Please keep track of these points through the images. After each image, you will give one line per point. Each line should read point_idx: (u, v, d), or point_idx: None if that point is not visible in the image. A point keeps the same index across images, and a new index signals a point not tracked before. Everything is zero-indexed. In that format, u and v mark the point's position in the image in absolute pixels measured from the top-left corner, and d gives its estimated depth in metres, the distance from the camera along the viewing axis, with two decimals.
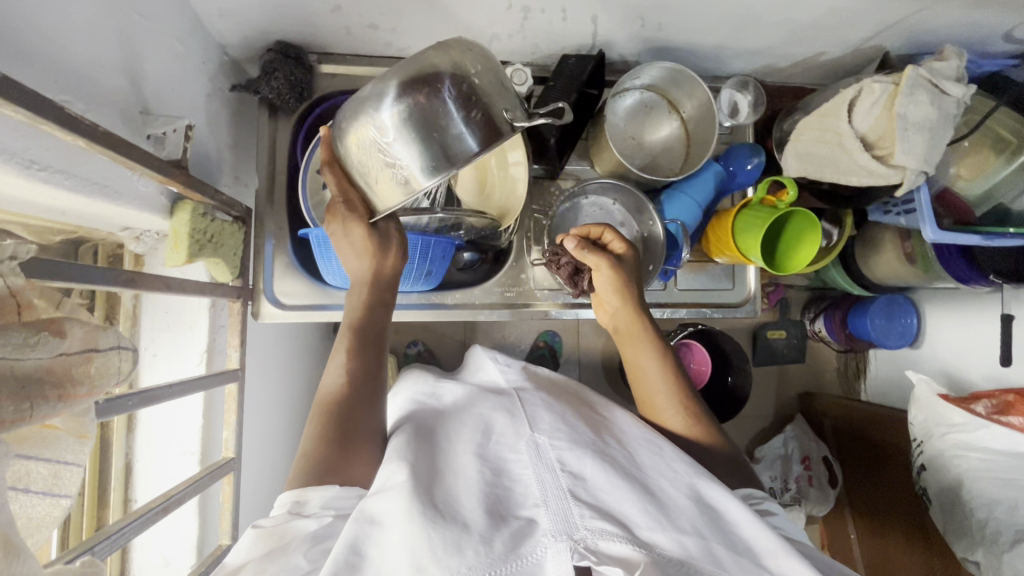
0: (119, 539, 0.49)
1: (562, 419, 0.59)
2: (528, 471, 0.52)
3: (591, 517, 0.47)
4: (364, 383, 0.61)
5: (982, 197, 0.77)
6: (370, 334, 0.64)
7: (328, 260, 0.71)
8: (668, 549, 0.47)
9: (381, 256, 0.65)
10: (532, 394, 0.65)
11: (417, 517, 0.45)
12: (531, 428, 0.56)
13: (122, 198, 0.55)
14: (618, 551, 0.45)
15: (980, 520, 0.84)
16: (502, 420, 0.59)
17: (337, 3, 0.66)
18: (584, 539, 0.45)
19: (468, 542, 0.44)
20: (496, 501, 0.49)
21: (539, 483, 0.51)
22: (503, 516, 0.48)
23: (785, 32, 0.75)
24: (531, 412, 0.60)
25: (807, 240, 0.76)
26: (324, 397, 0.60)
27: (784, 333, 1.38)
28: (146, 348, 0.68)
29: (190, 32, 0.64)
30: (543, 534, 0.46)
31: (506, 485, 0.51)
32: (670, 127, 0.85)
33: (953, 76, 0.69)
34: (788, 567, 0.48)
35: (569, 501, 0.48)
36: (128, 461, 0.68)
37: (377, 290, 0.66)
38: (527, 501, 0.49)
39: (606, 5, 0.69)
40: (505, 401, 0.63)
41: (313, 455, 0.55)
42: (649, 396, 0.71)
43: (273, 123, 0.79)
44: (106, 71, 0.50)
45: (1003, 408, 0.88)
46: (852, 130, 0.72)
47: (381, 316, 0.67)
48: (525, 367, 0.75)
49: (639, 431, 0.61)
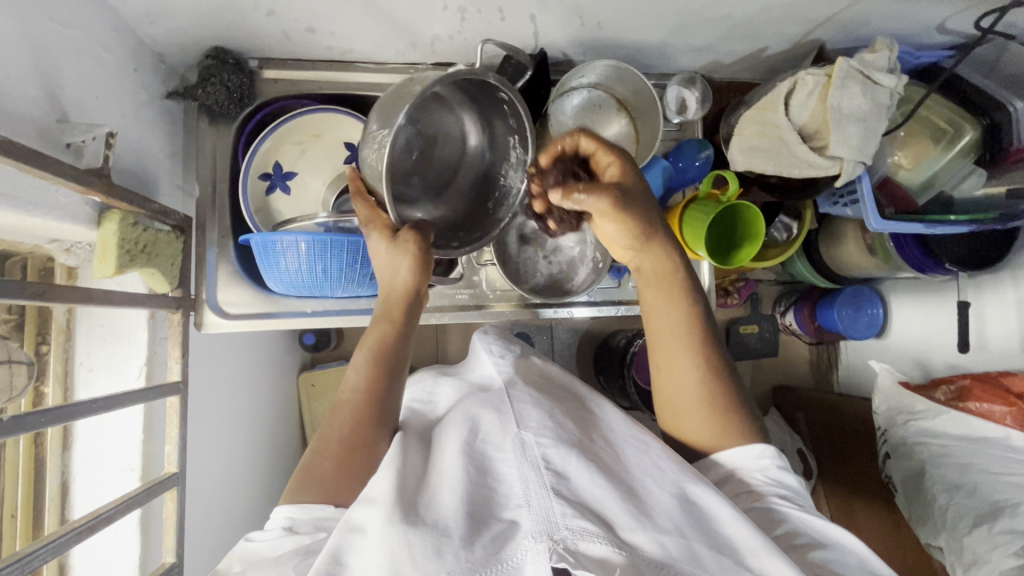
0: (30, 563, 0.45)
1: (550, 416, 0.57)
2: (512, 470, 0.51)
3: (572, 516, 0.46)
4: (376, 400, 0.59)
5: (923, 185, 0.78)
6: (392, 354, 0.62)
7: (273, 269, 0.69)
8: (648, 549, 0.47)
9: (395, 268, 0.63)
10: (521, 390, 0.62)
11: (396, 522, 0.45)
12: (517, 425, 0.55)
13: (39, 210, 0.53)
14: (597, 551, 0.45)
15: (941, 507, 0.84)
16: (489, 419, 0.57)
17: (269, 7, 0.66)
18: (564, 539, 0.45)
19: (448, 546, 0.44)
20: (477, 503, 0.49)
21: (522, 481, 0.50)
22: (484, 517, 0.47)
23: (724, 28, 0.76)
24: (518, 409, 0.58)
25: (753, 233, 0.77)
26: (337, 410, 0.59)
27: (756, 328, 1.38)
28: (82, 364, 0.67)
29: (117, 39, 0.63)
30: (523, 536, 0.45)
31: (490, 485, 0.51)
32: (619, 125, 0.85)
33: (884, 67, 0.70)
34: (769, 567, 0.48)
35: (551, 500, 0.47)
36: (64, 480, 0.67)
37: (406, 305, 0.65)
38: (510, 502, 0.49)
39: (542, 4, 0.69)
40: (494, 399, 0.61)
41: (315, 470, 0.55)
42: (671, 386, 0.63)
43: (214, 131, 0.78)
44: (13, 79, 0.49)
45: (960, 394, 0.90)
46: (790, 123, 0.73)
47: (405, 333, 0.65)
48: (520, 356, 0.72)
49: (625, 425, 0.61)
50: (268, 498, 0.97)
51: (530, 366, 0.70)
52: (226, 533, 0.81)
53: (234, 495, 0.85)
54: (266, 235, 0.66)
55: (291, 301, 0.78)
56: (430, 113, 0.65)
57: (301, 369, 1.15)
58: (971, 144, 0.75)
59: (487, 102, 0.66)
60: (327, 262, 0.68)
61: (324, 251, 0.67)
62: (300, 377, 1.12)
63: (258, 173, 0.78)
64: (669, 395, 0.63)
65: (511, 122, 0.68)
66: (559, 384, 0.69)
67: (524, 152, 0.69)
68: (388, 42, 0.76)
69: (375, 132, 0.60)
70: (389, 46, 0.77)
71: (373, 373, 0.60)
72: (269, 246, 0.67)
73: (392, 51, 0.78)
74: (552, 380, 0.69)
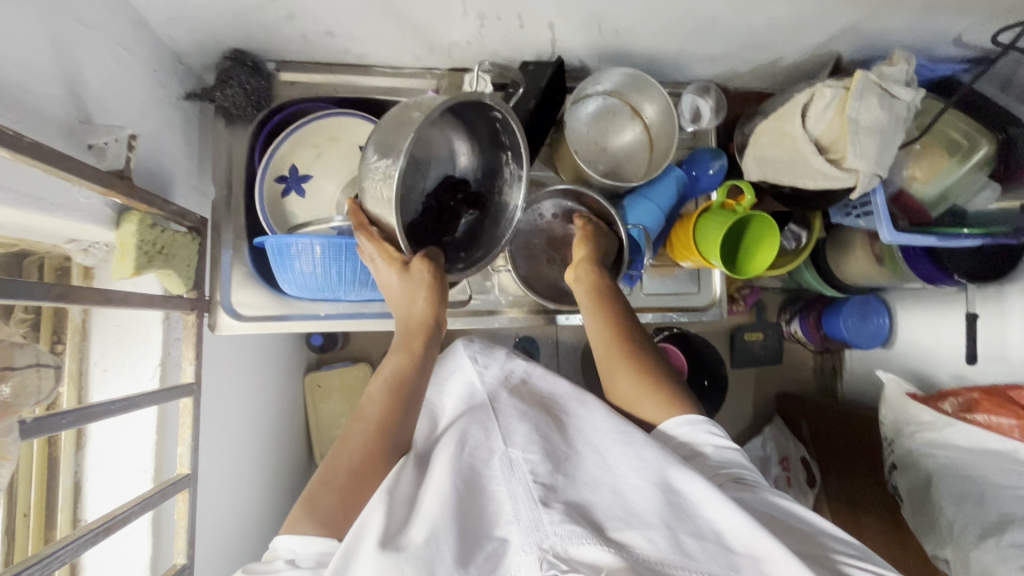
0: (49, 566, 0.45)
1: (535, 429, 0.60)
2: (502, 487, 0.53)
3: (560, 522, 0.47)
4: (389, 433, 0.58)
5: (936, 199, 0.78)
6: (406, 386, 0.61)
7: (285, 268, 0.68)
8: (639, 548, 0.47)
9: (412, 300, 0.62)
10: (506, 403, 0.66)
11: (385, 548, 0.45)
12: (506, 442, 0.58)
13: (61, 210, 0.53)
14: (588, 554, 0.45)
15: (948, 519, 0.84)
16: (477, 434, 0.60)
17: (290, 11, 0.66)
18: (554, 546, 0.45)
19: (441, 567, 0.44)
20: (468, 519, 0.50)
21: (511, 497, 0.52)
22: (476, 536, 0.48)
23: (741, 38, 0.76)
24: (505, 426, 0.61)
25: (768, 243, 0.77)
26: (345, 440, 0.58)
27: (761, 335, 1.38)
28: (97, 364, 0.67)
29: (138, 41, 0.63)
30: (515, 551, 0.46)
31: (481, 500, 0.52)
32: (634, 132, 0.85)
33: (901, 80, 0.70)
34: (761, 546, 0.46)
35: (539, 510, 0.48)
36: (77, 480, 0.67)
37: (424, 339, 0.64)
38: (501, 519, 0.50)
39: (561, 12, 0.70)
40: (481, 415, 0.64)
41: (318, 500, 0.54)
42: (620, 394, 0.68)
43: (230, 132, 0.78)
44: (39, 80, 0.50)
45: (969, 406, 0.89)
46: (806, 133, 0.73)
47: (423, 366, 0.63)
48: (509, 365, 0.76)
49: (607, 419, 0.60)
50: (275, 499, 0.97)
51: (512, 376, 0.74)
52: (232, 535, 0.81)
53: (241, 497, 0.84)
54: (280, 237, 0.65)
55: (303, 303, 0.78)
56: (429, 139, 0.63)
57: (307, 369, 1.14)
58: (985, 159, 0.75)
59: (478, 122, 0.64)
60: (342, 263, 0.68)
61: (338, 255, 0.67)
62: (306, 377, 1.11)
63: (274, 176, 0.78)
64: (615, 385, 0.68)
65: (505, 139, 0.66)
66: (546, 403, 0.69)
67: (518, 166, 0.67)
68: (406, 46, 0.76)
69: (375, 164, 0.58)
70: (407, 50, 0.77)
71: (386, 406, 0.59)
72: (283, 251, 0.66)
73: (409, 56, 0.78)
74: (535, 395, 0.71)
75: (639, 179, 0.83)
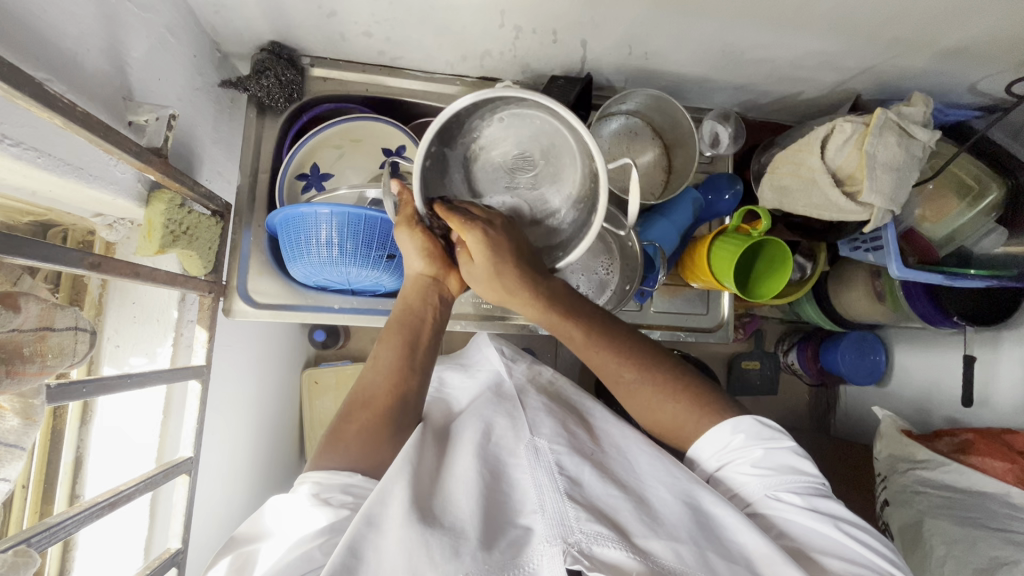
0: (56, 535, 0.44)
1: (561, 425, 0.62)
2: (526, 475, 0.54)
3: (586, 520, 0.47)
4: (401, 377, 0.60)
5: (945, 239, 0.80)
6: (412, 333, 0.63)
7: (292, 245, 0.70)
8: (662, 557, 0.47)
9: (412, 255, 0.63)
10: (533, 398, 0.68)
11: (414, 524, 0.45)
12: (532, 432, 0.59)
13: (96, 181, 0.54)
14: (610, 556, 0.45)
15: (939, 558, 0.82)
16: (504, 425, 0.61)
17: (333, 9, 0.67)
18: (579, 543, 0.45)
19: (465, 548, 0.44)
20: (492, 507, 0.50)
21: (535, 487, 0.52)
22: (501, 524, 0.48)
23: (766, 70, 0.78)
24: (531, 418, 0.62)
25: (779, 265, 0.78)
26: (359, 390, 0.60)
27: (757, 365, 1.35)
28: (109, 339, 0.68)
29: (183, 27, 0.65)
30: (538, 541, 0.46)
31: (504, 490, 0.53)
32: (652, 154, 0.87)
33: (919, 121, 0.73)
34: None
35: (565, 503, 0.49)
36: (78, 455, 0.67)
37: (426, 293, 0.65)
38: (524, 509, 0.50)
39: (596, 30, 0.72)
40: (507, 405, 0.66)
41: (340, 435, 0.57)
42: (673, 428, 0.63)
43: (260, 122, 0.79)
44: (90, 54, 0.51)
45: (964, 447, 0.91)
46: (823, 165, 0.75)
47: (433, 315, 0.65)
48: (534, 366, 0.79)
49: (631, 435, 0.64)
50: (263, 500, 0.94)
51: (539, 376, 0.77)
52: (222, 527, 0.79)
53: (233, 488, 0.82)
54: (292, 207, 0.66)
55: (317, 296, 0.78)
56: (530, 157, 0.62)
57: (306, 366, 1.11)
58: (993, 204, 0.78)
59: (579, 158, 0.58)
60: (356, 242, 0.68)
61: (349, 227, 0.67)
62: (304, 373, 1.08)
63: (294, 174, 0.79)
64: (649, 402, 0.62)
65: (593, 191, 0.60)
66: (568, 400, 0.73)
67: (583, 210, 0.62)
68: (440, 53, 0.78)
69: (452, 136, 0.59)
70: (441, 57, 0.79)
71: (395, 352, 0.61)
72: (297, 220, 0.67)
73: (442, 61, 0.80)
74: (559, 395, 0.73)
75: (656, 199, 0.85)
